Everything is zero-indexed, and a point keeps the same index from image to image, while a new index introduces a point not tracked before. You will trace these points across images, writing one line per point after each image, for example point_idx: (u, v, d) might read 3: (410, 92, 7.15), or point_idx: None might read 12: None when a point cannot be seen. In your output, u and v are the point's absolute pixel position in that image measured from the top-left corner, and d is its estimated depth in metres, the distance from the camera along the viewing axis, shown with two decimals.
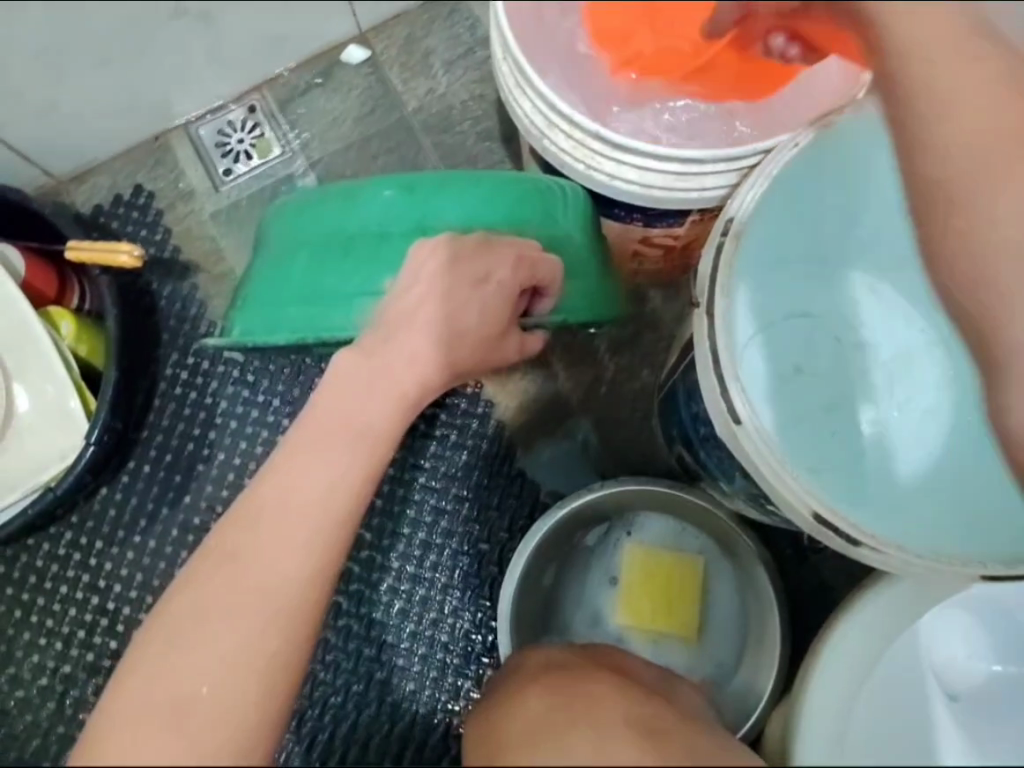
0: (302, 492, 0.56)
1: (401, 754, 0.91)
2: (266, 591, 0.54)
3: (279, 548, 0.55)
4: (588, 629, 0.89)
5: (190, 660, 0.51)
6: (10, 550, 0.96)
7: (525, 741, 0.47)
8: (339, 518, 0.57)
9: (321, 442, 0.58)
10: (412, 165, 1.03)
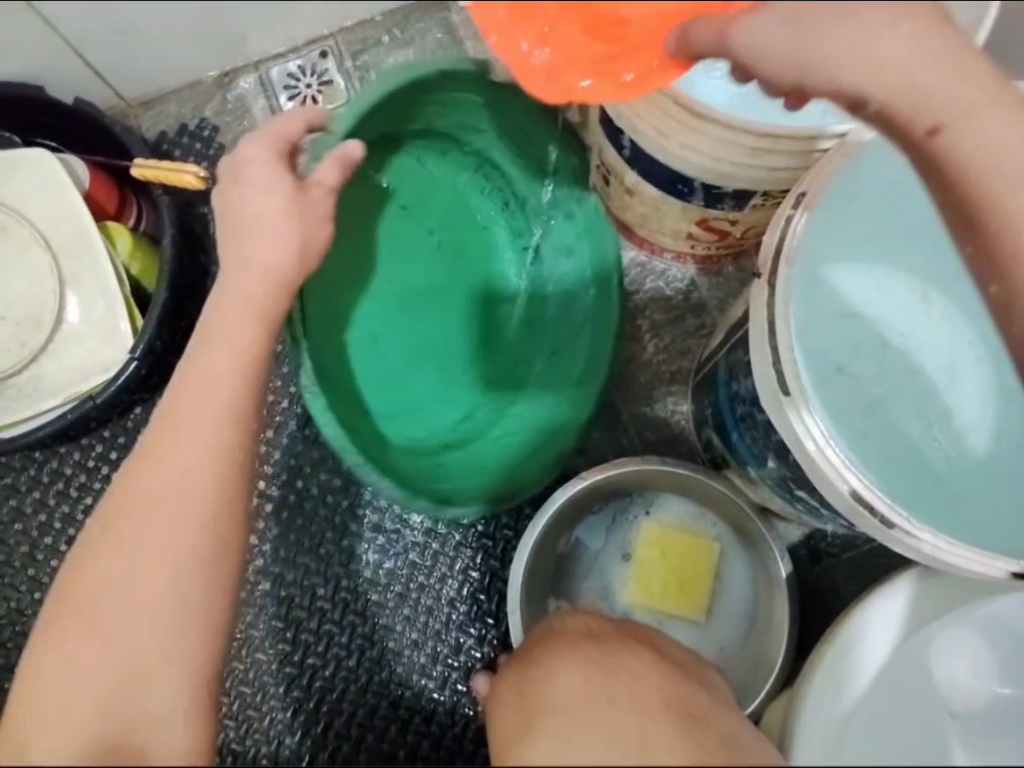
0: (198, 395, 0.63)
1: (396, 700, 0.92)
2: (178, 490, 0.59)
3: (184, 449, 0.61)
4: (591, 601, 0.90)
5: (110, 563, 0.57)
6: (42, 454, 0.98)
7: (564, 705, 0.46)
8: (227, 407, 0.63)
9: (209, 353, 0.65)
10: None
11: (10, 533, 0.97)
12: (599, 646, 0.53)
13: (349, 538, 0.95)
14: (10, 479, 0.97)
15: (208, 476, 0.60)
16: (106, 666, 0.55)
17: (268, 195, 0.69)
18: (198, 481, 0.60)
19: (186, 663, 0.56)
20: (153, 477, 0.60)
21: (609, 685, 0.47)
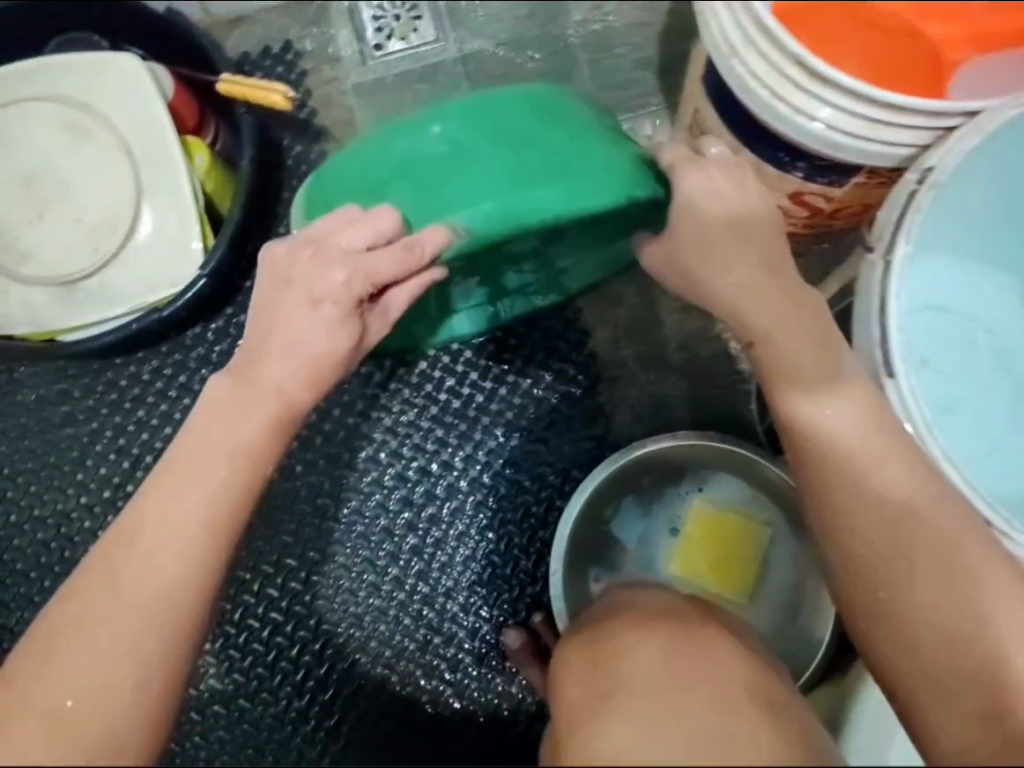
0: (185, 504, 0.60)
1: (427, 644, 0.94)
2: (158, 571, 0.58)
3: (173, 528, 0.59)
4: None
5: (68, 666, 0.55)
6: (99, 363, 0.98)
7: (641, 684, 0.43)
8: (221, 526, 0.61)
9: (209, 438, 0.63)
10: (562, 74, 1.01)
11: (61, 436, 0.98)
12: (675, 618, 0.50)
13: (395, 481, 0.96)
14: (66, 383, 0.98)
15: (184, 592, 0.58)
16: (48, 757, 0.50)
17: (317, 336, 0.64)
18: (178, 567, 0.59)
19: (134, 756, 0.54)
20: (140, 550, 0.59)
21: (691, 668, 0.45)
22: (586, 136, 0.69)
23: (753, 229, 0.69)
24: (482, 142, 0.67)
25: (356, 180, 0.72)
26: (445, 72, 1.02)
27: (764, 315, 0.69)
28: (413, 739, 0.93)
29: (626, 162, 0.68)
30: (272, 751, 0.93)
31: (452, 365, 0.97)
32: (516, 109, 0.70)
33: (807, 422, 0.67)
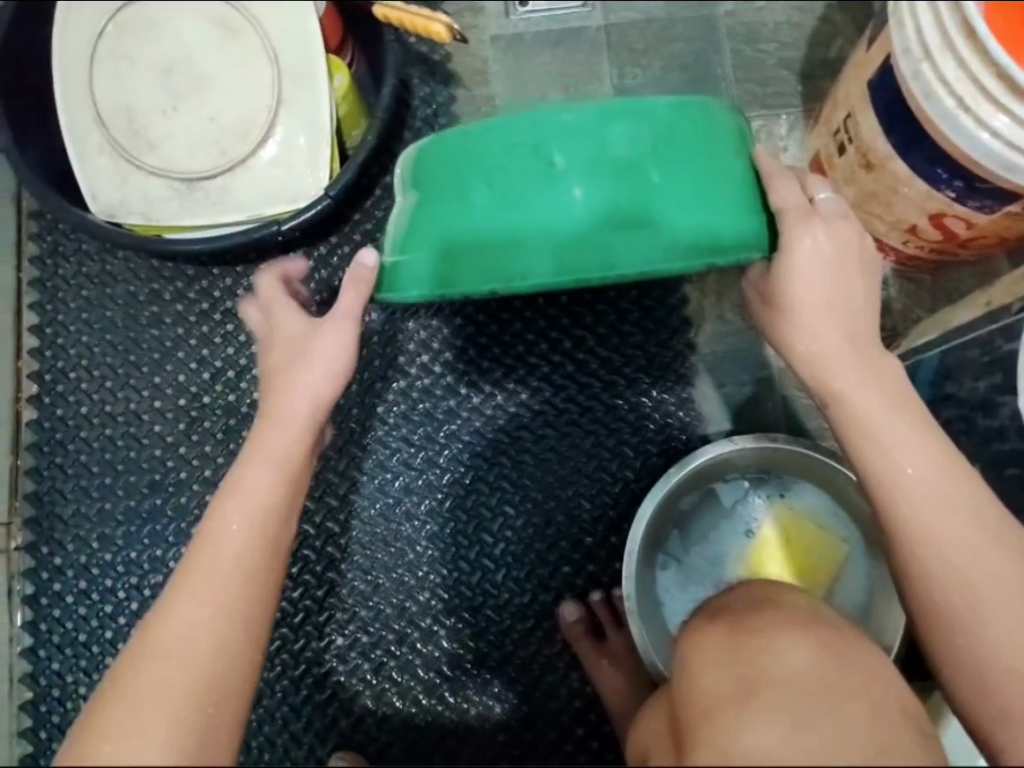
0: (226, 542, 0.59)
1: (480, 604, 0.93)
2: (194, 611, 0.56)
3: (201, 600, 0.56)
4: (692, 578, 0.87)
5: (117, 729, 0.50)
6: (194, 271, 0.97)
7: (788, 684, 0.42)
8: (252, 553, 0.59)
9: (234, 502, 0.61)
10: (705, 61, 1.01)
11: (145, 337, 0.97)
12: (815, 625, 0.49)
13: (473, 436, 0.96)
14: (159, 286, 0.97)
15: (225, 626, 0.56)
16: None
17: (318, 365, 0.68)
18: (211, 629, 0.56)
19: None
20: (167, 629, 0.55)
21: (844, 675, 0.43)
22: (699, 179, 0.63)
23: (827, 309, 0.66)
24: (580, 178, 0.61)
25: (445, 175, 0.66)
26: (587, 37, 1.01)
27: (829, 363, 0.66)
28: (452, 699, 0.91)
29: (731, 219, 0.63)
30: (307, 686, 0.92)
31: (548, 332, 0.97)
32: (630, 140, 0.63)
33: (889, 469, 0.64)
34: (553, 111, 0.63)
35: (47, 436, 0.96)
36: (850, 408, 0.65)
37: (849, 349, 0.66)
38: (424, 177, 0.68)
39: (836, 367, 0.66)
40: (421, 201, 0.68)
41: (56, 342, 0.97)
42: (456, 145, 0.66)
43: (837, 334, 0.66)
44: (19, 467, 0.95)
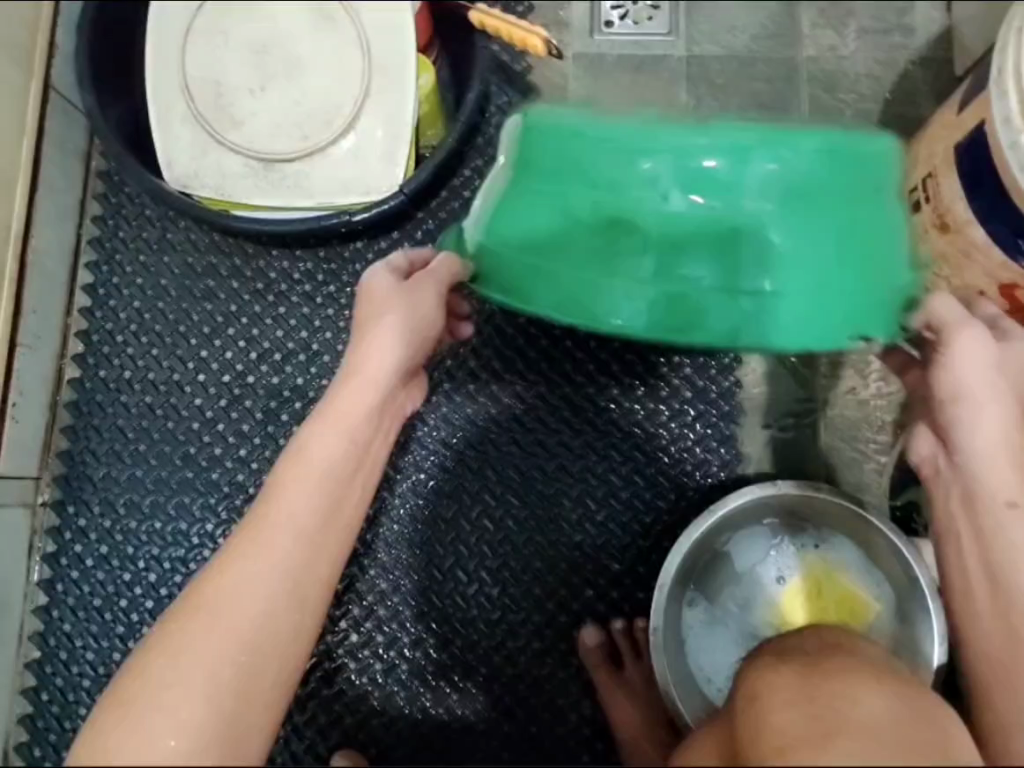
0: (298, 508, 0.56)
1: (498, 618, 0.92)
2: (260, 579, 0.53)
3: (269, 566, 0.54)
4: (713, 624, 0.87)
5: (172, 691, 0.47)
6: (253, 250, 0.98)
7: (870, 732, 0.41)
8: (323, 524, 0.57)
9: (306, 479, 0.58)
10: (783, 102, 1.01)
11: (196, 309, 0.97)
12: (888, 677, 0.47)
13: (509, 448, 0.95)
14: (217, 260, 0.98)
15: (289, 596, 0.53)
16: None
17: (403, 328, 0.64)
18: (275, 598, 0.53)
19: None
20: (225, 605, 0.52)
21: (924, 735, 0.42)
22: (827, 247, 0.60)
23: (1007, 443, 0.64)
24: (696, 224, 0.60)
25: (552, 181, 0.63)
26: (667, 65, 1.02)
27: (985, 458, 0.64)
28: (467, 697, 0.90)
29: (851, 299, 0.61)
30: (315, 679, 0.91)
31: (595, 352, 0.97)
32: (767, 190, 0.59)
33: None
34: (691, 136, 0.58)
35: (87, 396, 0.95)
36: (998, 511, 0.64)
37: (987, 454, 0.64)
38: (529, 166, 0.65)
39: (988, 463, 0.64)
40: (518, 196, 0.65)
41: (108, 304, 0.97)
42: (572, 146, 0.62)
43: (1002, 436, 0.64)
44: (54, 424, 0.94)
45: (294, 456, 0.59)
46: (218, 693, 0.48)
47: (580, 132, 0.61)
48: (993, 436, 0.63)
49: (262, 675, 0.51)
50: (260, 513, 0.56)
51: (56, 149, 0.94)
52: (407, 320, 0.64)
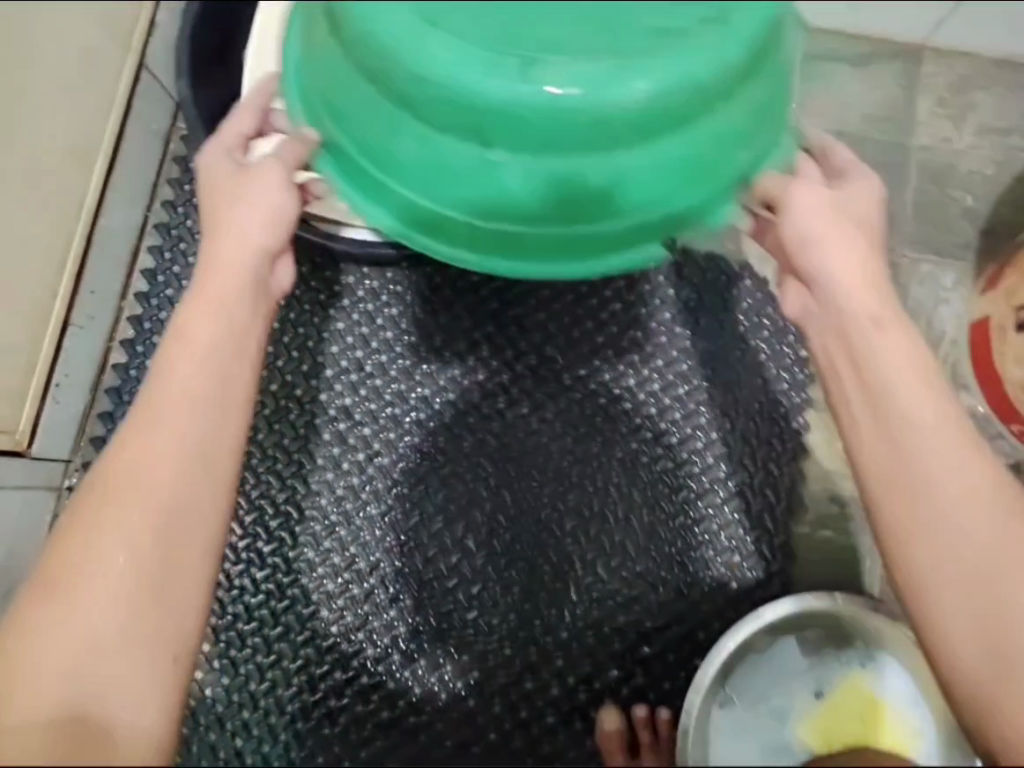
0: (188, 390, 0.58)
1: (514, 678, 0.88)
2: (164, 467, 0.55)
3: (169, 450, 0.56)
4: (742, 741, 0.76)
5: (99, 574, 0.53)
6: (321, 261, 0.95)
7: None
8: (210, 401, 0.58)
9: (187, 358, 0.58)
10: (887, 189, 0.96)
11: None
12: None
13: (550, 504, 0.91)
14: None
15: (193, 477, 0.56)
16: (96, 653, 0.52)
17: (249, 214, 0.63)
18: (181, 482, 0.56)
19: (162, 662, 0.53)
20: (130, 485, 0.55)
21: None
22: (655, 186, 0.65)
23: (902, 361, 0.59)
24: (558, 198, 0.65)
25: (444, 113, 0.60)
26: None
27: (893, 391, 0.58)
28: (444, 708, 0.87)
29: (682, 213, 0.68)
30: (318, 715, 0.87)
31: (655, 420, 0.92)
32: (616, 141, 0.62)
33: (925, 492, 0.57)
34: (546, 87, 0.58)
35: (129, 384, 0.92)
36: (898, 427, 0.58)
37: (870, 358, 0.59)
38: (373, 73, 0.62)
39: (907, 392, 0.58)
40: (370, 112, 0.64)
41: (164, 293, 0.94)
42: (439, 96, 0.60)
43: (916, 371, 0.59)
44: (93, 408, 0.92)
45: (174, 344, 0.59)
46: (148, 590, 0.53)
47: (456, 91, 0.59)
48: (899, 381, 0.58)
49: (182, 564, 0.55)
50: (150, 390, 0.58)
51: (139, 128, 0.93)
52: (259, 204, 0.64)
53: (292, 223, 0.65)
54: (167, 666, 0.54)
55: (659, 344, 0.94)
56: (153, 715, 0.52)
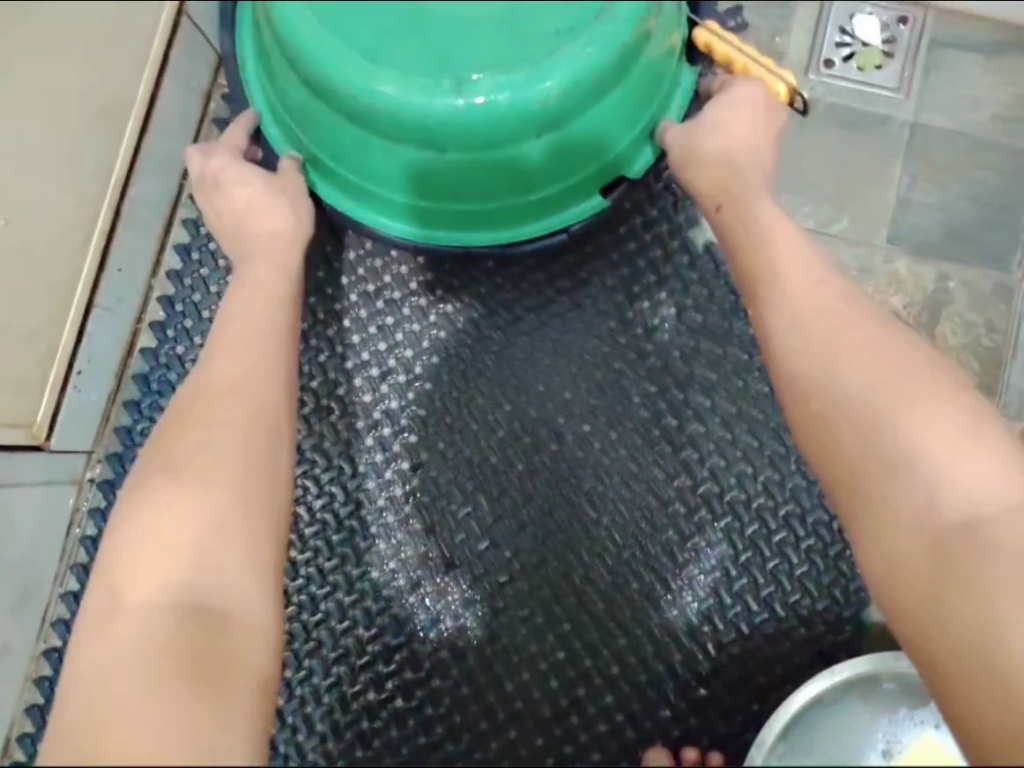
0: (257, 322, 0.63)
1: (560, 714, 0.80)
2: (242, 375, 0.59)
3: (241, 359, 0.60)
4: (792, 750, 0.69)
5: (189, 490, 0.52)
6: (372, 247, 0.86)
7: None
8: (278, 327, 0.64)
9: (249, 298, 0.65)
10: (1013, 200, 0.86)
11: None
12: None
13: (609, 526, 0.83)
14: (328, 250, 0.86)
15: (269, 386, 0.60)
16: (193, 553, 0.49)
17: (265, 197, 0.72)
18: (258, 387, 0.59)
19: (259, 563, 0.51)
20: (211, 404, 0.57)
21: None
22: (571, 150, 0.71)
23: (853, 337, 0.61)
24: (490, 159, 0.69)
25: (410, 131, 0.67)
26: (885, 126, 0.87)
27: (840, 356, 0.60)
28: (482, 741, 0.80)
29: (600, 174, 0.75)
30: (347, 736, 0.80)
31: (729, 443, 0.84)
32: (518, 127, 0.67)
33: (893, 434, 0.56)
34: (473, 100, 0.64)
35: (159, 373, 0.84)
36: (836, 373, 0.60)
37: (803, 336, 0.62)
38: (328, 96, 0.67)
39: (836, 346, 0.61)
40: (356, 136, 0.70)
41: (199, 273, 0.86)
42: (392, 121, 0.66)
43: (839, 312, 0.63)
44: (118, 395, 0.84)
45: (235, 295, 0.66)
46: (243, 483, 0.53)
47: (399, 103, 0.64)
48: (839, 348, 0.61)
49: (270, 472, 0.55)
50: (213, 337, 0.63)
51: (177, 85, 0.83)
52: (279, 193, 0.73)
53: (308, 212, 0.74)
54: (266, 569, 0.52)
55: (740, 360, 0.85)
56: (260, 604, 0.50)
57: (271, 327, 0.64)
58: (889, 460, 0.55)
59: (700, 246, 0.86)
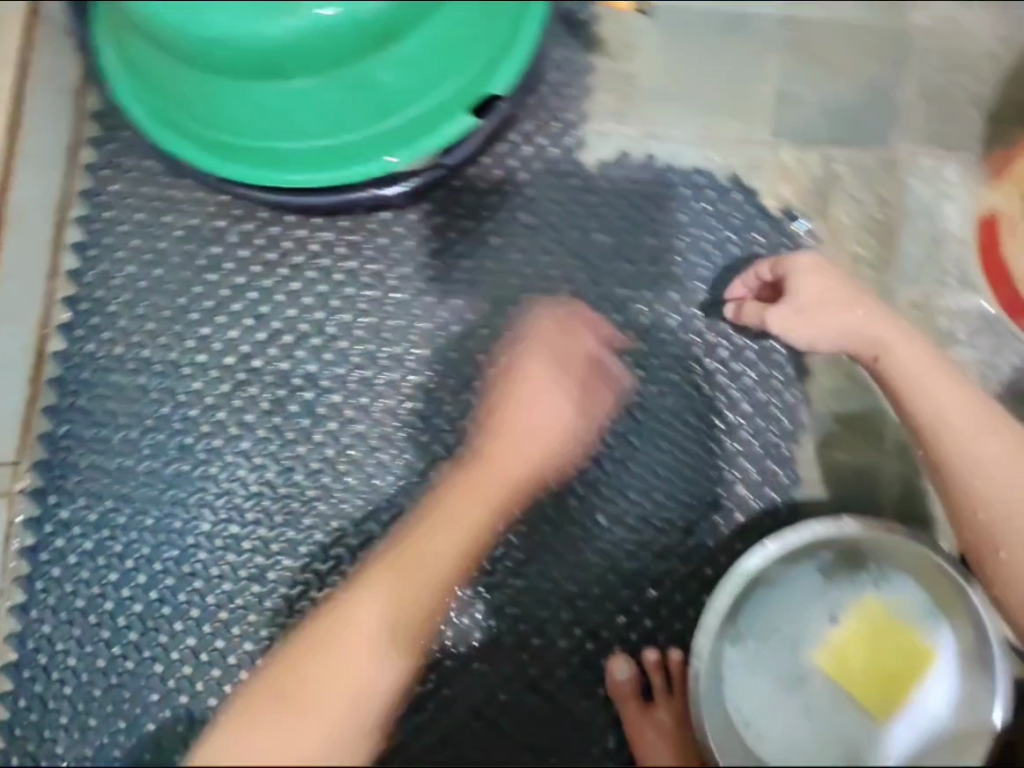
0: (432, 569, 0.68)
1: (523, 640, 0.82)
2: (385, 640, 0.65)
3: (385, 603, 0.66)
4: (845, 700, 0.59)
5: (303, 737, 0.59)
6: (266, 215, 0.85)
7: None
8: (449, 574, 0.69)
9: (433, 542, 0.70)
10: (885, 79, 0.88)
11: (200, 280, 0.85)
12: None
13: None
14: (223, 226, 0.86)
15: (421, 619, 0.68)
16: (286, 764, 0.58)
17: None
18: (394, 633, 0.65)
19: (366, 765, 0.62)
20: (341, 653, 0.63)
21: None
22: (421, 63, 0.70)
23: (933, 373, 0.75)
24: (339, 79, 0.69)
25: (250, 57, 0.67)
26: (754, 23, 0.89)
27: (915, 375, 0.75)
28: (451, 679, 0.81)
29: (458, 91, 0.71)
30: None
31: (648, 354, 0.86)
32: (358, 40, 0.67)
33: (947, 430, 0.74)
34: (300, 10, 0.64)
35: (75, 374, 0.84)
36: (922, 394, 0.74)
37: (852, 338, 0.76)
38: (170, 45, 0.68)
39: (908, 363, 0.75)
40: (205, 82, 0.70)
41: (99, 268, 0.85)
42: (228, 49, 0.66)
43: (934, 371, 0.75)
44: (35, 401, 0.83)
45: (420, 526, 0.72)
46: (346, 733, 0.60)
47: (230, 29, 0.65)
48: (920, 372, 0.75)
49: (355, 709, 0.61)
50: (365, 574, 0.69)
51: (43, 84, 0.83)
52: None
53: None
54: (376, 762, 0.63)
55: (646, 271, 0.86)
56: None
57: (438, 582, 0.69)
58: (945, 455, 0.73)
59: (590, 166, 0.87)
